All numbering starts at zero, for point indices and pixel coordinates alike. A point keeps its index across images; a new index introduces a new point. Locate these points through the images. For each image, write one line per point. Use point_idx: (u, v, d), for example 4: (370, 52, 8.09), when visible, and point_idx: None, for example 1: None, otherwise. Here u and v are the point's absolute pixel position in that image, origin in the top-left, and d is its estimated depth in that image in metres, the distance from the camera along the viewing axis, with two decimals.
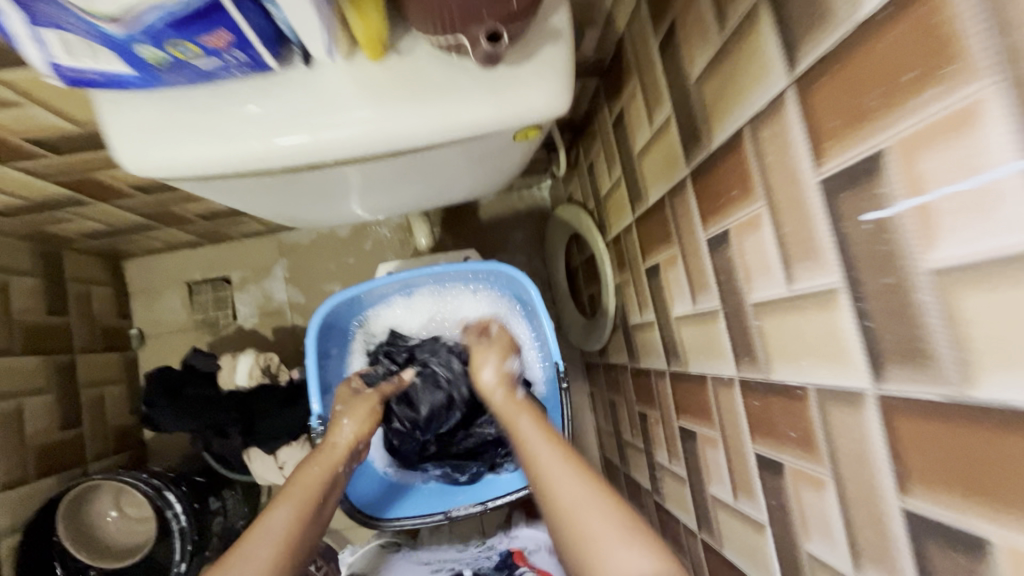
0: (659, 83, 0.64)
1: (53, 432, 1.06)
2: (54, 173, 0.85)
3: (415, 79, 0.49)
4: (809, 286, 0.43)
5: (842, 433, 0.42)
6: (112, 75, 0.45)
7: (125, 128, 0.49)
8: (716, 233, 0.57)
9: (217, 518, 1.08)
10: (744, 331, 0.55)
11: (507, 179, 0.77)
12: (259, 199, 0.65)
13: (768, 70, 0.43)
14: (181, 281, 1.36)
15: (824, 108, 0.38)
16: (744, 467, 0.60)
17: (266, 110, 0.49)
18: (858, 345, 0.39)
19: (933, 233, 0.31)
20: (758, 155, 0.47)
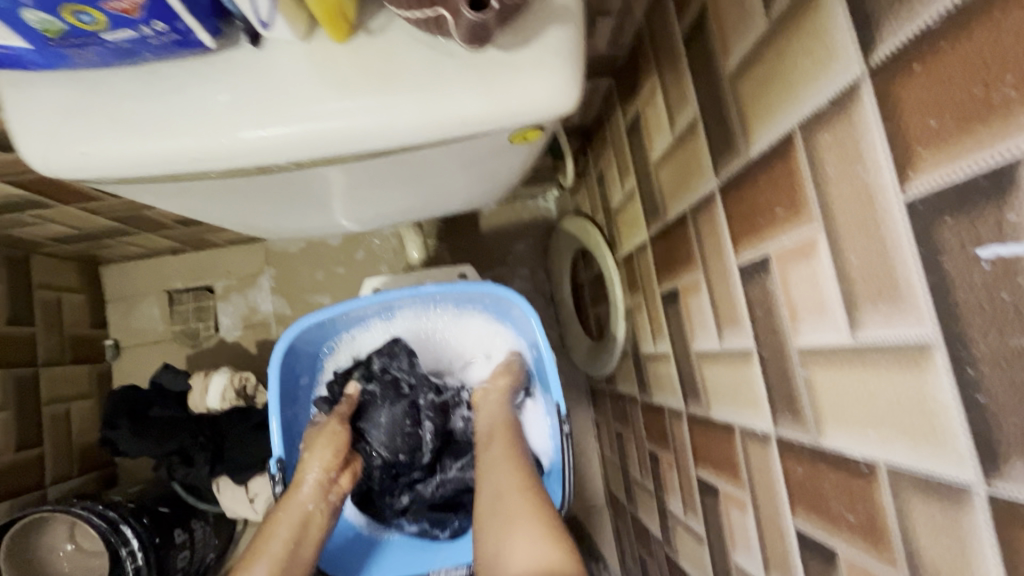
0: (683, 80, 0.55)
1: (8, 453, 0.97)
2: (6, 173, 0.77)
3: (388, 65, 0.40)
4: (882, 337, 0.33)
5: (930, 534, 0.32)
6: (4, 50, 0.36)
7: (31, 117, 0.40)
8: (751, 260, 0.47)
9: (182, 554, 0.97)
10: (785, 381, 0.45)
11: (505, 189, 0.68)
12: (215, 207, 0.56)
13: (833, 57, 0.34)
14: (161, 289, 1.28)
15: (918, 105, 0.28)
16: (780, 541, 0.50)
17: (203, 98, 0.40)
18: (963, 427, 0.29)
19: None
20: (813, 165, 0.37)
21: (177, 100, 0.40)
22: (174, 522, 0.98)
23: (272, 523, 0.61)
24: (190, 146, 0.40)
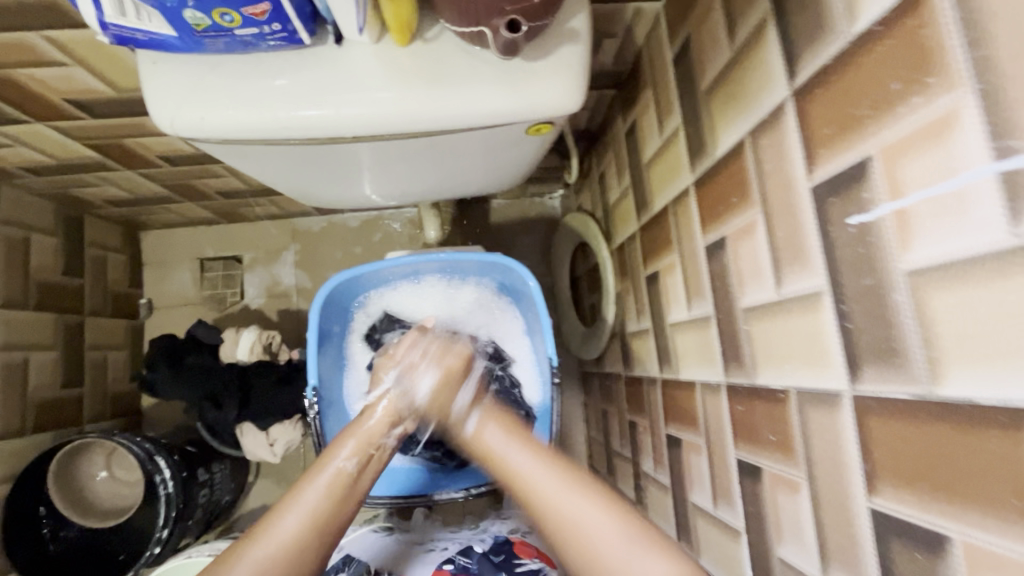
0: (671, 93, 0.67)
1: (55, 388, 1.08)
2: (88, 137, 0.88)
3: (437, 65, 0.52)
4: (795, 290, 0.45)
5: (819, 435, 0.43)
6: (157, 37, 0.48)
7: (162, 86, 0.52)
8: (714, 240, 0.59)
9: (202, 491, 1.08)
10: (733, 336, 0.57)
11: (517, 176, 0.80)
12: (278, 171, 0.68)
13: (771, 81, 0.46)
14: (194, 256, 1.39)
15: (818, 118, 0.40)
16: (725, 473, 0.61)
17: (292, 83, 0.52)
18: (837, 347, 0.40)
19: (909, 236, 0.33)
20: (757, 163, 0.49)
21: (274, 81, 0.52)
22: (198, 462, 1.10)
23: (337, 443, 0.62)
24: (281, 117, 0.52)
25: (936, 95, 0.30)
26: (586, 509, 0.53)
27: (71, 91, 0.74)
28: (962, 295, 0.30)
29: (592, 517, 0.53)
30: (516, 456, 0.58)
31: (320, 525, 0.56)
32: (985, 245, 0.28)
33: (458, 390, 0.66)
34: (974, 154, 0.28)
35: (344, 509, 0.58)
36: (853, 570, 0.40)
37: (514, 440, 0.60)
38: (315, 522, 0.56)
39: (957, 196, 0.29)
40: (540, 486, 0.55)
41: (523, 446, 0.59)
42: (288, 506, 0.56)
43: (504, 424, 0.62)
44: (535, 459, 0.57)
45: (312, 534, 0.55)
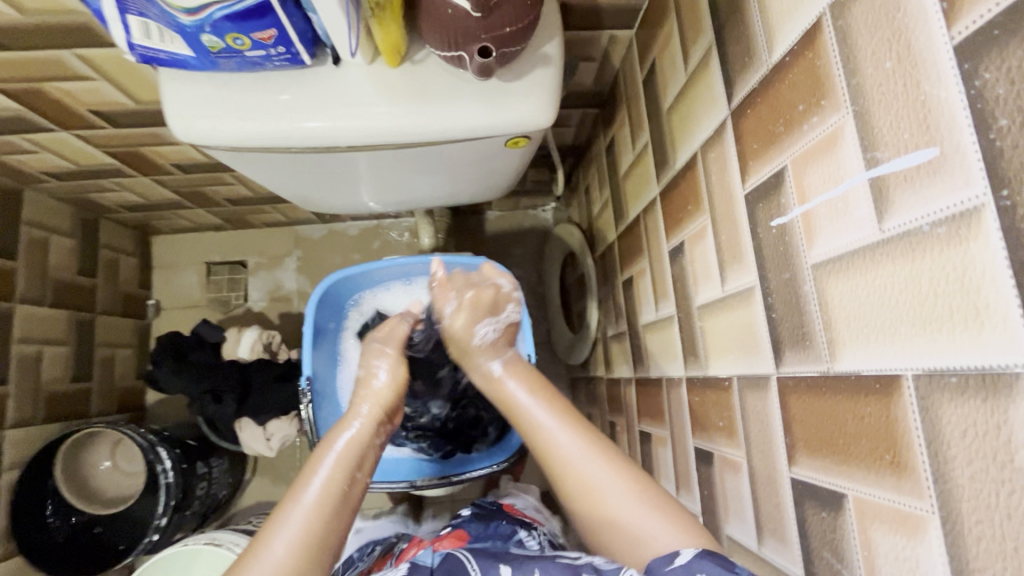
0: (642, 112, 0.73)
1: (64, 382, 1.14)
2: (108, 145, 0.95)
3: (423, 84, 0.59)
4: (735, 287, 0.50)
5: (754, 416, 0.48)
6: (177, 57, 0.55)
7: (179, 99, 0.58)
8: (675, 245, 0.65)
9: (201, 483, 1.13)
10: (691, 333, 0.62)
11: (503, 185, 0.86)
12: (281, 177, 0.74)
13: (716, 102, 0.52)
14: (201, 260, 1.45)
15: (748, 134, 0.46)
16: (685, 462, 0.65)
17: (294, 98, 0.58)
18: (765, 335, 0.45)
19: (813, 234, 0.38)
20: (706, 174, 0.55)
21: (279, 96, 0.58)
22: (198, 455, 1.15)
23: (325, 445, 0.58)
24: (283, 128, 0.58)
25: (827, 115, 0.36)
26: (588, 458, 0.55)
27: (95, 102, 0.81)
28: (848, 284, 0.35)
29: (594, 468, 0.54)
30: (538, 412, 0.60)
31: (315, 544, 0.51)
32: (861, 240, 0.34)
33: (480, 322, 0.68)
34: (853, 163, 0.34)
35: (339, 519, 0.53)
36: (780, 537, 0.45)
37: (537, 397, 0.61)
38: (311, 542, 0.51)
39: (842, 199, 0.35)
40: (562, 443, 0.56)
41: (544, 404, 0.61)
42: (276, 528, 0.51)
43: (527, 380, 0.64)
44: (554, 413, 0.59)
45: (307, 555, 0.50)
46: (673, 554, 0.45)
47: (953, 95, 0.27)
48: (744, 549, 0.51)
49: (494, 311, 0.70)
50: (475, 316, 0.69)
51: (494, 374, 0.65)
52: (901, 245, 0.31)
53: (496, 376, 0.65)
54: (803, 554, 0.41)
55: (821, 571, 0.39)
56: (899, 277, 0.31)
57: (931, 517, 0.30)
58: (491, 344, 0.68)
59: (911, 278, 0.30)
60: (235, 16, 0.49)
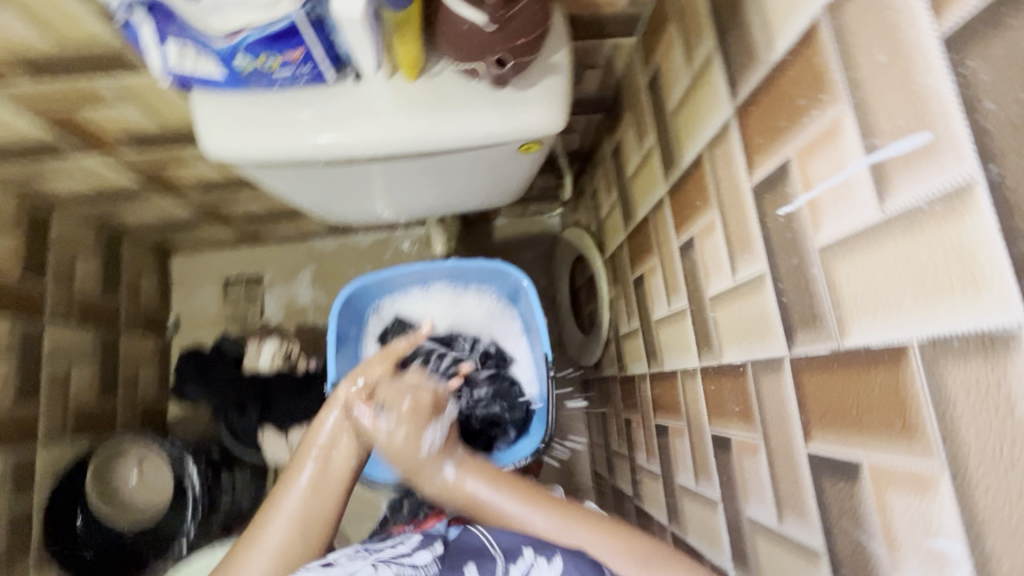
0: (647, 115, 0.76)
1: (91, 398, 1.17)
2: (133, 167, 0.99)
3: (439, 95, 0.62)
4: (745, 275, 0.53)
5: (770, 398, 0.50)
6: (210, 79, 0.58)
7: (211, 119, 0.62)
8: (685, 241, 0.67)
9: (226, 493, 1.15)
10: (704, 324, 0.64)
11: (514, 191, 0.89)
12: (303, 190, 0.78)
13: (719, 102, 0.55)
14: (218, 277, 1.49)
15: (753, 130, 0.49)
16: (703, 450, 0.67)
17: (318, 113, 0.62)
18: (777, 319, 0.48)
19: (819, 220, 0.41)
20: (713, 170, 0.58)
21: (305, 111, 0.61)
22: (222, 466, 1.18)
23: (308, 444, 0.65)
24: (309, 142, 0.62)
25: (827, 107, 0.38)
26: (557, 534, 0.60)
27: (124, 126, 0.85)
28: (855, 263, 0.38)
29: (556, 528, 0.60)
30: (504, 504, 0.63)
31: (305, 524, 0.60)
32: (865, 221, 0.36)
33: (423, 431, 0.68)
34: (854, 150, 0.36)
35: (325, 507, 0.62)
36: (800, 512, 0.47)
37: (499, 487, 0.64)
38: (300, 524, 0.60)
39: (845, 183, 0.37)
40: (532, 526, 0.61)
41: (506, 493, 0.64)
42: (270, 517, 0.60)
43: (482, 473, 0.65)
44: (519, 504, 0.62)
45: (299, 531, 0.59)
46: None
47: (943, 82, 0.30)
48: (765, 528, 0.52)
49: (435, 413, 0.71)
50: (417, 424, 0.68)
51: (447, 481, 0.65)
52: (901, 224, 0.33)
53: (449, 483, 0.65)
54: (823, 526, 0.43)
55: (841, 539, 0.41)
56: (901, 254, 0.33)
57: (941, 474, 0.32)
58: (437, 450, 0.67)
59: (911, 254, 0.33)
60: (269, 37, 0.53)
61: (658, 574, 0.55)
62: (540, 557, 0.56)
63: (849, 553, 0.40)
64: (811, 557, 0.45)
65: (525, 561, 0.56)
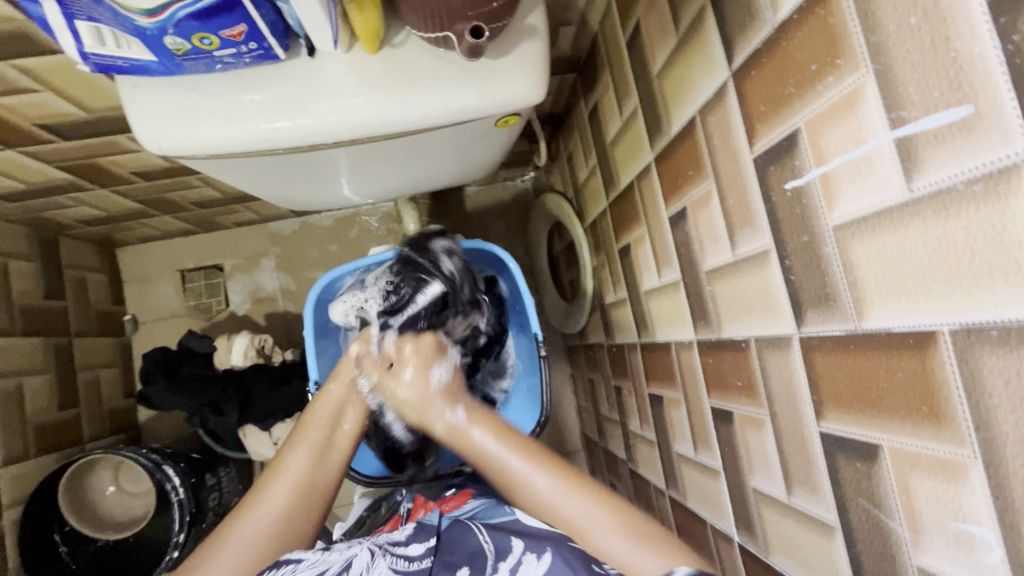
0: (627, 77, 0.72)
1: (52, 411, 1.09)
2: (61, 159, 0.88)
3: (405, 69, 0.55)
4: (748, 250, 0.50)
5: (775, 375, 0.49)
6: (137, 62, 0.51)
7: (145, 109, 0.54)
8: (676, 211, 0.65)
9: (212, 494, 1.12)
10: (700, 297, 0.62)
11: (489, 164, 0.83)
12: (259, 179, 0.70)
13: (714, 65, 0.51)
14: (174, 269, 1.39)
15: (755, 96, 0.45)
16: (702, 421, 0.67)
17: (268, 97, 0.54)
18: (785, 297, 0.46)
19: (834, 197, 0.38)
20: (707, 138, 0.54)
21: (254, 95, 0.54)
22: (205, 467, 1.13)
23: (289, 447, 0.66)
24: (264, 131, 0.55)
25: (844, 75, 0.35)
26: (571, 497, 0.58)
27: (42, 116, 0.75)
28: (877, 245, 0.35)
29: (547, 484, 0.59)
30: (540, 479, 0.60)
31: (305, 496, 0.63)
32: (890, 200, 0.34)
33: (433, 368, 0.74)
34: (876, 124, 0.33)
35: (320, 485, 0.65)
36: (811, 487, 0.47)
37: (502, 445, 0.63)
38: (303, 494, 0.63)
39: (866, 158, 0.35)
40: (568, 508, 0.58)
41: (549, 473, 0.61)
42: (274, 480, 0.63)
43: (495, 429, 0.65)
44: (569, 489, 0.59)
45: (300, 500, 0.63)
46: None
47: (988, 50, 0.27)
48: (773, 500, 0.53)
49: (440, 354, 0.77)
50: (425, 363, 0.74)
51: (457, 424, 0.66)
52: (932, 204, 0.31)
53: (459, 423, 0.66)
54: (837, 502, 0.43)
55: (856, 516, 0.41)
56: (931, 236, 0.31)
57: (972, 462, 0.31)
58: (448, 386, 0.72)
59: (944, 236, 0.31)
60: (200, 13, 0.45)
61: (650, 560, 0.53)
62: (528, 553, 0.56)
63: (867, 530, 0.40)
64: (825, 531, 0.45)
65: (514, 556, 0.57)
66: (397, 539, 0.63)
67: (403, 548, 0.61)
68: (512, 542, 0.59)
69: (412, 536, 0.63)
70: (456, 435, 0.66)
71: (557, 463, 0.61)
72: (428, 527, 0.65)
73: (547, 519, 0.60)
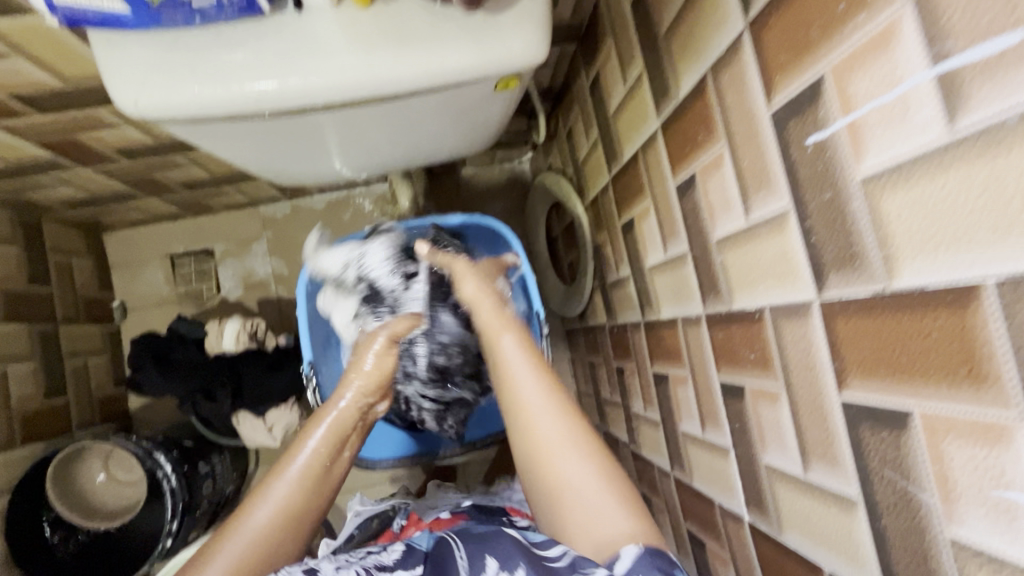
0: (632, 41, 0.69)
1: (38, 399, 1.06)
2: (39, 134, 0.84)
3: (398, 25, 0.52)
4: (763, 214, 0.48)
5: (792, 345, 0.47)
6: (110, 14, 0.48)
7: (121, 69, 0.51)
8: (684, 180, 0.62)
9: (206, 482, 1.09)
10: (709, 268, 0.60)
11: (487, 136, 0.80)
12: (246, 149, 0.67)
13: (728, 17, 0.48)
14: (163, 255, 1.35)
15: (774, 46, 0.42)
16: (710, 398, 0.65)
17: (253, 56, 0.51)
18: (805, 261, 0.43)
19: (862, 147, 0.36)
20: (719, 97, 0.51)
21: (238, 53, 0.51)
22: (198, 455, 1.10)
23: (282, 467, 0.60)
24: (249, 93, 0.52)
25: (878, 11, 0.33)
26: (553, 420, 0.57)
27: (16, 85, 0.71)
28: (912, 196, 0.33)
29: (533, 393, 0.58)
30: (530, 386, 0.58)
31: (291, 526, 0.58)
32: (928, 144, 0.31)
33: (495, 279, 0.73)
34: (915, 61, 0.31)
35: (309, 509, 0.59)
36: (830, 460, 0.44)
37: (525, 356, 0.60)
38: (286, 524, 0.58)
39: (900, 101, 0.32)
40: (542, 430, 0.56)
41: (543, 384, 0.59)
42: (259, 500, 0.58)
43: (521, 337, 0.63)
44: (550, 401, 0.58)
45: (284, 529, 0.57)
46: (615, 554, 0.48)
47: None
48: (787, 475, 0.51)
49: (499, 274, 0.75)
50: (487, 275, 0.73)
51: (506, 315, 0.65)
52: (978, 145, 0.28)
53: (499, 321, 0.64)
54: (859, 474, 0.41)
55: (881, 488, 0.39)
56: (975, 181, 0.29)
57: (1018, 425, 0.29)
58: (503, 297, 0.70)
59: (990, 179, 0.28)
60: None
61: (614, 522, 0.51)
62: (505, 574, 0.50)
63: (893, 503, 0.38)
64: (845, 506, 0.43)
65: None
66: (385, 561, 0.59)
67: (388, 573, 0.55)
68: (487, 562, 0.52)
69: (399, 561, 0.58)
70: (495, 324, 0.64)
71: (571, 412, 0.57)
72: (416, 552, 0.60)
73: (529, 438, 0.57)
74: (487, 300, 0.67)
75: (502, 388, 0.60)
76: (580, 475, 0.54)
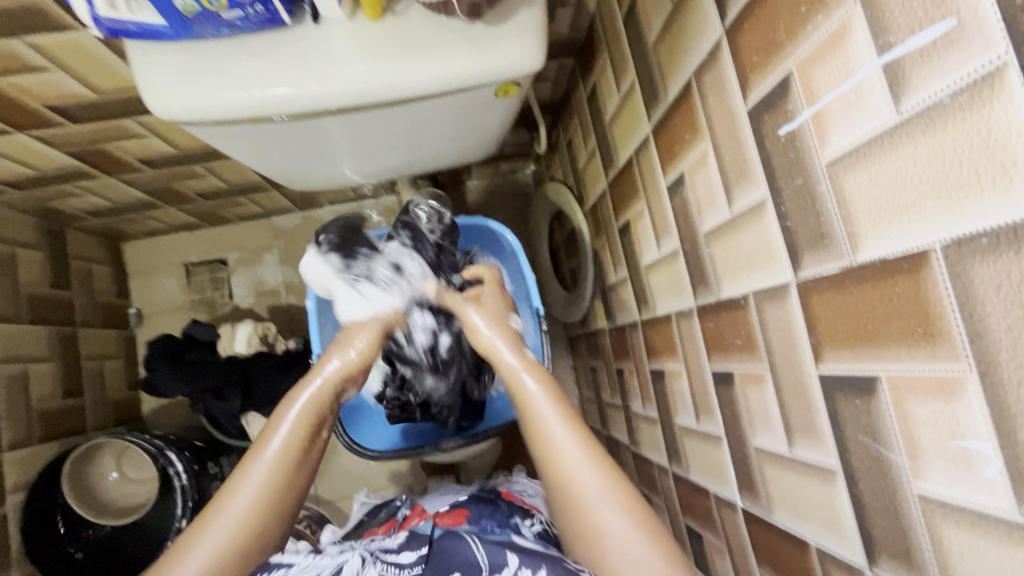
0: (625, 53, 0.73)
1: (56, 399, 1.10)
2: (69, 143, 0.90)
3: (406, 35, 0.57)
4: (744, 204, 0.51)
5: (775, 326, 0.50)
6: (148, 27, 0.52)
7: (153, 75, 0.56)
8: (673, 179, 0.65)
9: (214, 482, 1.11)
10: (698, 260, 0.63)
11: (489, 144, 0.85)
12: (262, 154, 0.72)
13: (708, 24, 0.52)
14: (178, 263, 1.40)
15: (747, 48, 0.46)
16: (704, 388, 0.67)
17: (274, 63, 0.56)
18: (782, 245, 0.46)
19: (826, 134, 0.39)
20: (703, 98, 0.55)
21: (259, 62, 0.56)
22: (207, 456, 1.13)
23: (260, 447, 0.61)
24: (268, 96, 0.56)
25: (833, 11, 0.37)
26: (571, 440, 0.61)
27: (52, 96, 0.76)
28: (870, 174, 0.36)
29: (569, 448, 0.60)
30: (564, 439, 0.61)
31: (270, 506, 0.59)
32: (881, 125, 0.34)
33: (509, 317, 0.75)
34: (865, 53, 0.35)
35: (288, 489, 0.61)
36: (811, 434, 0.47)
37: (557, 410, 0.63)
38: (273, 494, 0.60)
39: (856, 89, 0.36)
40: (564, 449, 0.60)
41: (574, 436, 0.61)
42: (240, 483, 0.60)
43: (550, 391, 0.64)
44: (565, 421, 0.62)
45: (263, 510, 0.59)
46: None
47: None
48: (775, 456, 0.53)
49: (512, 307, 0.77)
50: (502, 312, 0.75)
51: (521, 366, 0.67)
52: (921, 123, 0.32)
53: (516, 367, 0.67)
54: (837, 444, 0.43)
55: (857, 455, 0.41)
56: (920, 155, 0.32)
57: (968, 375, 0.31)
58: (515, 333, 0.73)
59: (933, 152, 0.31)
60: None
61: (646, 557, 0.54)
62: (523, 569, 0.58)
63: (868, 466, 0.41)
64: (826, 477, 0.45)
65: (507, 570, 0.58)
66: (390, 546, 0.65)
67: (394, 555, 0.63)
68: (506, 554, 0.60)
69: (404, 544, 0.65)
70: (515, 374, 0.67)
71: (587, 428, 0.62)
72: (420, 535, 0.66)
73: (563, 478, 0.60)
74: (506, 347, 0.69)
75: (536, 441, 0.62)
76: (614, 522, 0.56)
